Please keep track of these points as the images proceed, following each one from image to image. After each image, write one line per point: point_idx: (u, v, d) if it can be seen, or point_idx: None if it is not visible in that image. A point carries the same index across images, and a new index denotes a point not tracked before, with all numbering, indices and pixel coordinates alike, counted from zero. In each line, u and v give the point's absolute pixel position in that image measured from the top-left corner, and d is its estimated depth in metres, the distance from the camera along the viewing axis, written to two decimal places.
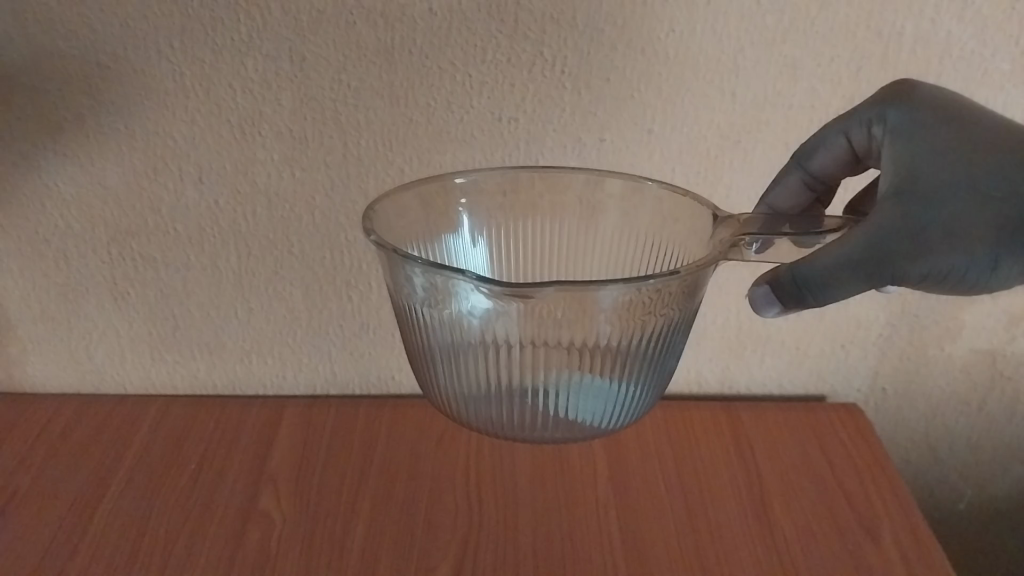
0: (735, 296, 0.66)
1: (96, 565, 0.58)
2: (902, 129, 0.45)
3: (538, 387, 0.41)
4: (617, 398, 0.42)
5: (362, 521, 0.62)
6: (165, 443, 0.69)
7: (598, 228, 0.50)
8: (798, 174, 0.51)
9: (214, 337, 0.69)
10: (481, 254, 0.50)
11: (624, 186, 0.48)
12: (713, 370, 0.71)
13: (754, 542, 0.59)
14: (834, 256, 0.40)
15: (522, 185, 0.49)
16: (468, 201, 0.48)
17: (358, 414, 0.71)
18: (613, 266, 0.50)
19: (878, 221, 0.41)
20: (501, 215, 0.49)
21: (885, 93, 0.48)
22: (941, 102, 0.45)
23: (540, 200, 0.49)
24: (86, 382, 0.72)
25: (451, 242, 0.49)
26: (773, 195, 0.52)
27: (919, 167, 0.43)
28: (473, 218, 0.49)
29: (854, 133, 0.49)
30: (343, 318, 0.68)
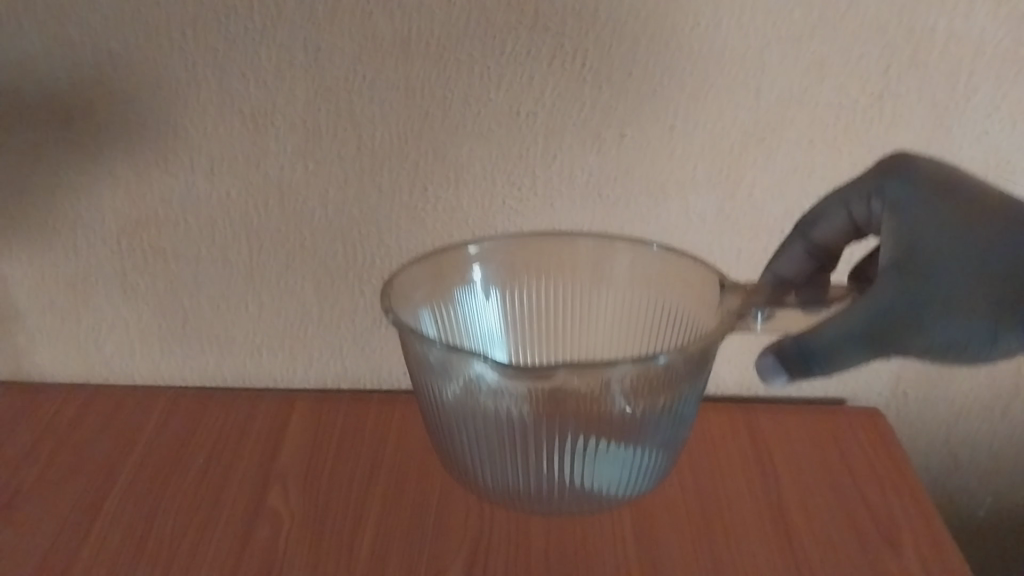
0: None
1: (101, 561, 0.58)
2: (898, 204, 0.46)
3: (558, 458, 0.46)
4: (632, 465, 0.47)
5: (371, 518, 0.61)
6: (174, 436, 0.68)
7: (604, 294, 0.55)
8: (801, 242, 0.51)
9: (225, 330, 0.68)
10: (494, 314, 0.55)
11: (631, 252, 0.53)
12: (732, 371, 0.69)
13: (771, 548, 0.58)
14: (834, 327, 0.41)
15: (535, 252, 0.54)
16: (479, 262, 0.54)
17: (369, 409, 0.70)
18: (613, 319, 0.55)
19: (878, 294, 0.42)
20: (511, 275, 0.55)
21: (878, 166, 0.49)
22: (935, 176, 0.46)
23: (552, 266, 0.55)
24: (94, 372, 0.71)
25: (464, 298, 0.54)
26: (778, 263, 0.51)
27: (917, 242, 0.43)
28: (484, 276, 0.54)
29: (852, 204, 0.50)
30: (355, 312, 0.67)
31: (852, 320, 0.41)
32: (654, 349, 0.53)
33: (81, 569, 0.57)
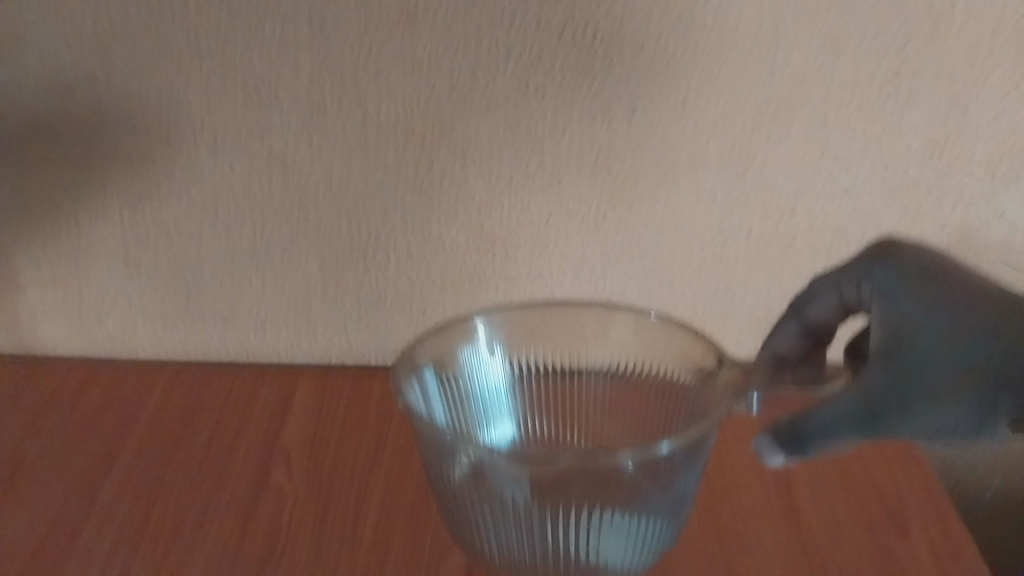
0: (766, 275, 0.65)
1: (104, 535, 0.57)
2: (887, 287, 0.48)
3: (567, 537, 0.46)
4: (644, 538, 0.47)
5: (376, 495, 0.61)
6: (177, 411, 0.67)
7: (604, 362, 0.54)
8: (794, 321, 0.52)
9: (228, 305, 0.68)
10: (496, 390, 0.55)
11: (631, 330, 0.53)
12: (740, 350, 0.69)
13: (778, 533, 0.57)
14: (829, 411, 0.43)
15: (543, 318, 0.54)
16: (487, 325, 0.53)
17: (373, 386, 0.70)
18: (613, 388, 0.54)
19: (869, 381, 0.44)
20: (516, 338, 0.54)
21: (867, 251, 0.50)
22: (921, 262, 0.48)
23: (556, 331, 0.54)
24: (96, 348, 0.71)
25: (469, 363, 0.53)
26: (773, 338, 0.53)
27: (904, 331, 0.45)
28: (489, 339, 0.53)
29: (842, 286, 0.51)
30: (360, 289, 0.66)
31: (847, 404, 0.43)
32: (651, 419, 0.52)
33: (83, 544, 0.57)
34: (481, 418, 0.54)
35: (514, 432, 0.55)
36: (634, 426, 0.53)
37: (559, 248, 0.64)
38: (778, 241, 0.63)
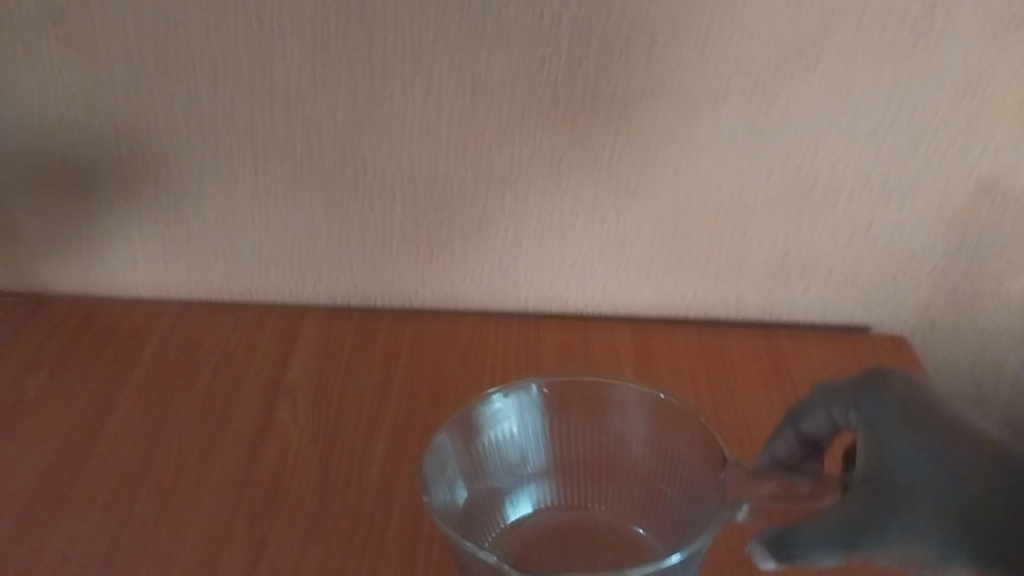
0: (785, 218, 0.63)
1: (107, 473, 0.57)
2: (876, 419, 0.43)
3: None
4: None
5: (382, 437, 0.59)
6: (180, 348, 0.66)
7: (635, 445, 0.49)
8: (791, 430, 0.47)
9: (230, 244, 0.66)
10: (511, 474, 0.49)
11: (656, 423, 0.48)
12: (755, 295, 0.67)
13: None
14: (814, 528, 0.40)
15: (571, 395, 0.48)
16: (513, 401, 0.48)
17: (380, 327, 0.68)
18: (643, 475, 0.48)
19: (850, 504, 0.40)
20: (542, 416, 0.49)
21: (864, 377, 0.45)
22: (914, 394, 0.43)
23: (585, 410, 0.49)
24: (97, 285, 0.69)
25: (491, 443, 0.48)
26: (771, 446, 0.48)
27: (883, 462, 0.41)
28: (517, 414, 0.48)
29: (833, 408, 0.46)
30: (364, 228, 0.64)
31: (833, 524, 0.40)
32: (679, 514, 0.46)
33: (86, 483, 0.56)
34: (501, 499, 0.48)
35: (522, 524, 0.49)
36: (655, 509, 0.48)
37: (571, 188, 0.62)
38: (798, 184, 0.61)
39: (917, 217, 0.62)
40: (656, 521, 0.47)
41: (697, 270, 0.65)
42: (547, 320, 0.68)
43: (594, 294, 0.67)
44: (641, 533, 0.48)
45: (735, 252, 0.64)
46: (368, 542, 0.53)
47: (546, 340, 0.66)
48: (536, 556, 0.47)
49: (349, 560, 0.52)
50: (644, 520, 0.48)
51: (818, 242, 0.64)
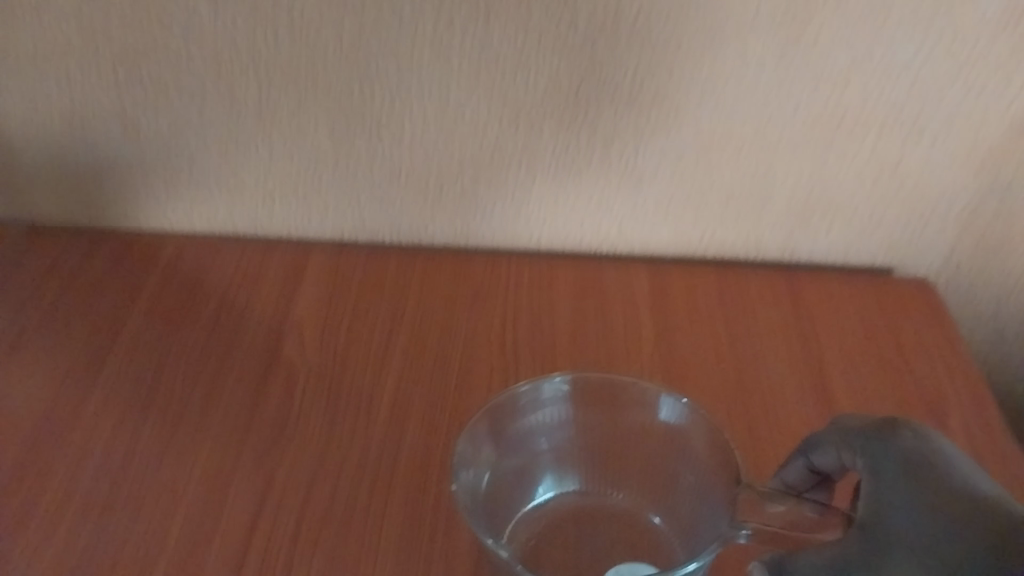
0: (811, 155, 0.60)
1: (111, 407, 0.55)
2: (879, 469, 0.40)
3: None
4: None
5: (392, 375, 0.58)
6: (183, 281, 0.64)
7: (653, 444, 0.46)
8: (801, 459, 0.44)
9: (234, 174, 0.64)
10: (534, 461, 0.47)
11: (673, 427, 0.45)
12: (776, 235, 0.65)
13: (811, 421, 0.55)
14: (809, 557, 0.37)
15: (597, 389, 0.46)
16: (543, 390, 0.46)
17: (388, 263, 0.66)
18: (657, 473, 0.47)
19: (847, 539, 0.38)
20: (568, 408, 0.47)
21: (881, 423, 0.42)
22: (925, 450, 0.40)
23: (609, 404, 0.47)
24: (97, 217, 0.67)
25: (519, 432, 0.46)
26: (782, 471, 0.45)
27: (882, 506, 0.38)
28: (548, 403, 0.46)
29: (844, 451, 0.42)
30: (373, 160, 0.62)
31: (828, 557, 0.37)
32: (688, 515, 0.45)
33: (88, 417, 0.55)
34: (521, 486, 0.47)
35: (543, 509, 0.48)
36: (667, 502, 0.47)
37: (589, 120, 0.59)
38: (827, 119, 0.58)
39: (949, 155, 0.60)
40: (673, 515, 0.46)
41: (717, 209, 0.63)
42: (560, 259, 0.67)
43: (609, 233, 0.65)
44: (657, 523, 0.47)
45: (757, 190, 0.62)
46: (377, 481, 0.52)
47: (558, 280, 0.65)
48: (555, 544, 0.47)
49: (358, 498, 0.51)
50: (659, 509, 0.47)
51: (844, 181, 0.61)
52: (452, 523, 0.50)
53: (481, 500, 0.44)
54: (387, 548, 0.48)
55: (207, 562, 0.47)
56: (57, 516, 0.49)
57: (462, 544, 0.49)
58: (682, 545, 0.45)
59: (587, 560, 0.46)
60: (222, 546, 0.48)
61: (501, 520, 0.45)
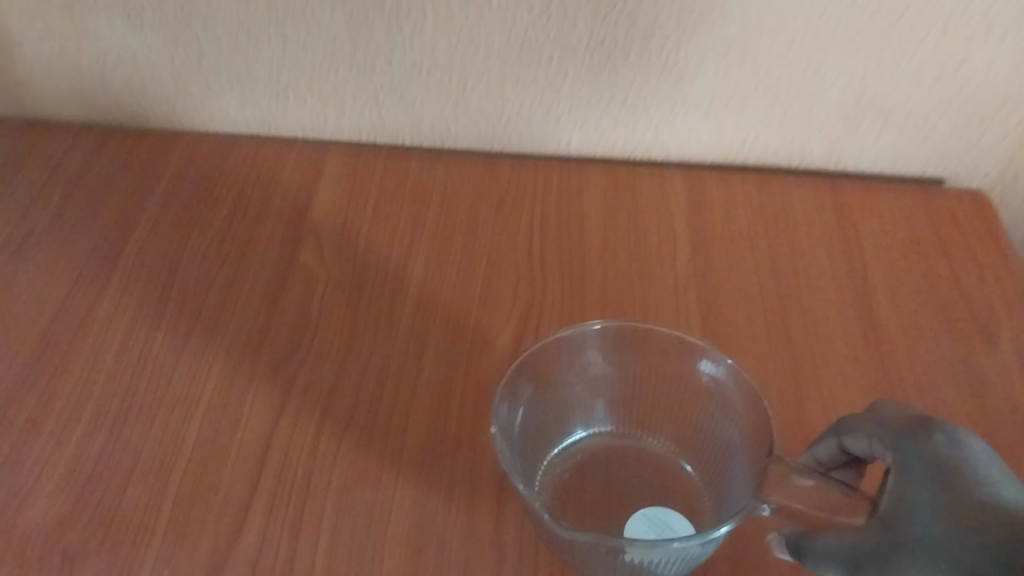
0: (867, 53, 0.55)
1: (122, 313, 0.53)
2: (906, 472, 0.36)
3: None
4: (661, 523, 0.44)
5: (414, 284, 0.56)
6: (195, 182, 0.62)
7: (689, 393, 0.47)
8: (834, 440, 0.41)
9: (245, 68, 0.60)
10: (569, 405, 0.48)
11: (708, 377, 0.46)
12: (822, 142, 0.61)
13: (854, 340, 0.52)
14: (827, 543, 0.37)
15: (635, 338, 0.47)
16: (582, 337, 0.46)
17: (409, 166, 0.63)
18: (692, 421, 0.47)
19: (863, 534, 0.35)
20: (604, 354, 0.47)
21: (916, 421, 0.37)
22: (958, 461, 0.35)
23: (647, 353, 0.47)
24: (104, 113, 0.64)
25: (557, 375, 0.47)
26: (814, 447, 0.42)
27: (900, 509, 0.35)
28: (585, 348, 0.47)
29: (876, 442, 0.38)
30: (393, 53, 0.58)
31: (844, 545, 0.36)
32: (722, 464, 0.45)
33: (99, 323, 0.53)
34: (557, 430, 0.47)
35: (575, 450, 0.48)
36: (701, 450, 0.47)
37: (628, 11, 0.54)
38: (887, 13, 0.53)
39: (1019, 55, 0.55)
40: (707, 464, 0.46)
41: (760, 112, 0.59)
42: (591, 166, 0.63)
43: (644, 137, 0.62)
44: (689, 471, 0.47)
45: (805, 91, 0.58)
46: (399, 393, 0.50)
47: (589, 187, 0.62)
48: (587, 491, 0.46)
49: (379, 411, 0.49)
50: (694, 457, 0.47)
51: (901, 82, 0.57)
52: (477, 439, 0.48)
53: (515, 437, 0.44)
54: (410, 463, 0.47)
55: (223, 474, 0.46)
56: (71, 423, 0.48)
57: (487, 462, 0.47)
58: (711, 492, 0.45)
59: (619, 505, 0.45)
60: (238, 458, 0.46)
61: (537, 459, 0.45)
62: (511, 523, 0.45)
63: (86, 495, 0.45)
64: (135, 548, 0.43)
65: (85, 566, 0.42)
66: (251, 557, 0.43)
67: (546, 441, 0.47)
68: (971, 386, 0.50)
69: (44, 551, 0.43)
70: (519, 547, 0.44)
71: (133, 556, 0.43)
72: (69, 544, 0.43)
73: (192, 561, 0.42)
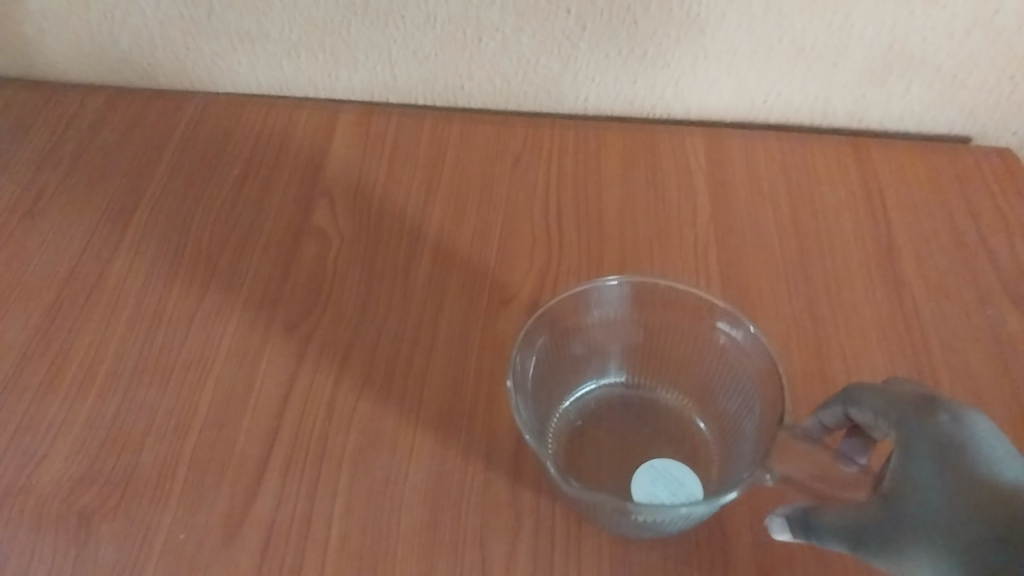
0: (895, 5, 0.53)
1: (134, 275, 0.53)
2: (908, 451, 0.35)
3: (622, 528, 0.41)
4: (668, 476, 0.43)
5: (429, 243, 0.55)
6: (206, 142, 0.61)
7: (707, 350, 0.46)
8: (840, 407, 0.40)
9: (256, 25, 0.58)
10: (584, 355, 0.47)
11: (727, 338, 0.45)
12: (846, 98, 0.59)
13: (877, 302, 0.51)
14: (830, 517, 0.36)
15: (656, 294, 0.46)
16: (601, 291, 0.46)
17: (423, 124, 0.62)
18: (708, 379, 0.46)
19: (863, 510, 0.35)
20: (621, 307, 0.46)
21: (922, 399, 0.36)
22: (964, 439, 0.34)
23: (667, 310, 0.46)
24: (114, 72, 0.63)
25: (573, 327, 0.46)
26: (821, 412, 0.41)
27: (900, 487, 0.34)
28: (604, 301, 0.46)
29: (882, 418, 0.37)
30: (405, 8, 0.56)
31: (847, 520, 0.35)
32: (735, 425, 0.44)
33: (112, 286, 0.52)
34: (570, 380, 0.47)
35: (588, 398, 0.47)
36: (715, 409, 0.46)
37: None
38: None
39: None
40: (720, 422, 0.45)
41: (782, 67, 0.58)
42: (608, 124, 0.62)
43: (664, 93, 0.60)
44: (702, 429, 0.46)
45: (831, 45, 0.56)
46: (414, 354, 0.49)
47: (606, 145, 0.60)
48: (596, 439, 0.45)
49: (394, 373, 0.48)
50: (708, 415, 0.46)
51: (931, 35, 0.55)
52: (494, 401, 0.47)
53: (529, 390, 0.43)
54: (425, 426, 0.46)
55: (238, 437, 0.46)
56: (85, 387, 0.48)
57: (503, 425, 0.46)
58: (722, 450, 0.44)
59: (629, 454, 0.45)
60: (253, 421, 0.46)
61: (551, 411, 0.45)
62: (527, 486, 0.44)
63: (101, 458, 0.45)
64: (150, 512, 0.43)
65: (101, 530, 0.42)
66: (266, 521, 0.42)
67: (560, 391, 0.46)
68: (998, 349, 0.49)
69: (60, 515, 0.43)
70: (535, 510, 0.43)
71: (148, 520, 0.42)
72: (85, 508, 0.43)
73: (207, 525, 0.42)
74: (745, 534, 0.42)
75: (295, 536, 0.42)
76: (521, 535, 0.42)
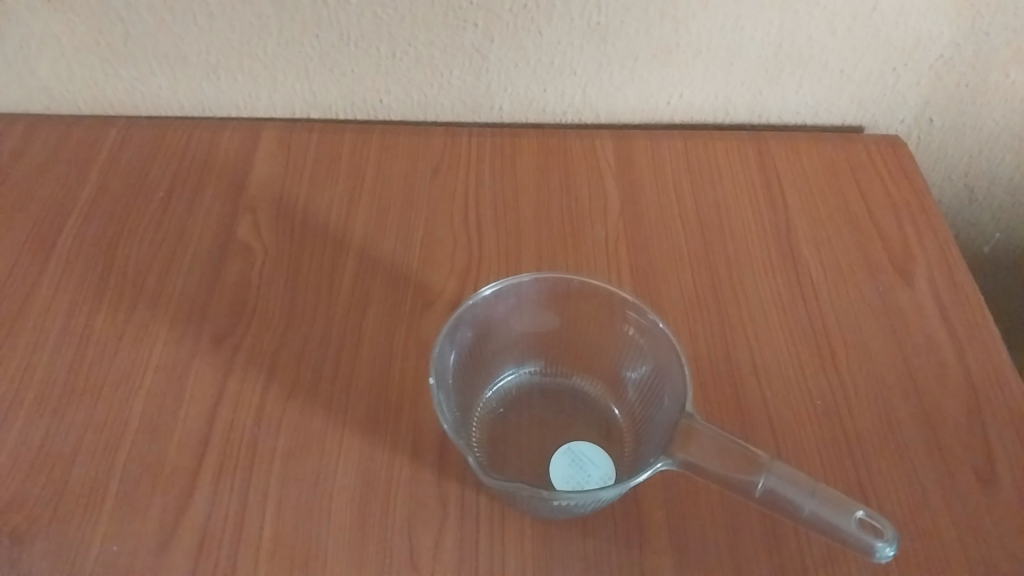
0: (782, 7, 0.57)
1: (62, 297, 0.54)
2: None
3: (542, 513, 0.43)
4: (581, 459, 0.46)
5: (354, 249, 0.57)
6: (129, 164, 0.62)
7: (620, 339, 0.48)
8: None
9: (174, 48, 0.60)
10: (503, 347, 0.49)
11: (638, 330, 0.47)
12: (744, 96, 0.63)
13: (778, 281, 0.55)
14: None
15: (571, 288, 0.48)
16: (519, 285, 0.47)
17: (343, 137, 0.64)
18: (621, 366, 0.49)
19: None
20: (539, 300, 0.48)
21: None
22: None
23: (582, 303, 0.48)
24: (33, 99, 0.64)
25: (493, 320, 0.48)
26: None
27: None
28: (522, 295, 0.48)
29: None
30: (319, 27, 0.58)
31: None
32: (645, 411, 0.47)
33: (36, 309, 0.53)
34: (491, 368, 0.49)
35: (508, 386, 0.49)
36: (628, 395, 0.48)
37: None
38: None
39: (928, 1, 0.56)
40: (632, 406, 0.48)
41: (683, 69, 0.61)
42: (522, 130, 0.64)
43: (574, 99, 0.63)
44: (616, 415, 0.48)
45: (727, 46, 0.59)
46: (340, 360, 0.51)
47: (521, 150, 0.63)
48: (515, 427, 0.48)
49: (321, 377, 0.50)
50: (621, 402, 0.48)
51: (818, 33, 0.58)
52: (419, 396, 0.49)
53: (451, 385, 0.45)
54: (353, 426, 0.48)
55: (169, 448, 0.47)
56: (14, 409, 0.48)
57: (428, 420, 0.48)
58: (632, 434, 0.47)
59: (545, 439, 0.47)
60: (184, 432, 0.47)
61: (473, 403, 0.47)
62: (452, 476, 0.46)
63: (31, 478, 0.45)
64: (83, 526, 0.44)
65: (34, 548, 0.43)
66: (200, 527, 0.44)
67: (481, 381, 0.48)
68: (890, 320, 0.53)
69: None
70: (461, 499, 0.45)
71: (81, 534, 0.43)
72: (17, 527, 0.44)
73: (140, 535, 0.43)
74: (658, 509, 0.45)
75: (227, 538, 0.43)
76: (447, 523, 0.44)
